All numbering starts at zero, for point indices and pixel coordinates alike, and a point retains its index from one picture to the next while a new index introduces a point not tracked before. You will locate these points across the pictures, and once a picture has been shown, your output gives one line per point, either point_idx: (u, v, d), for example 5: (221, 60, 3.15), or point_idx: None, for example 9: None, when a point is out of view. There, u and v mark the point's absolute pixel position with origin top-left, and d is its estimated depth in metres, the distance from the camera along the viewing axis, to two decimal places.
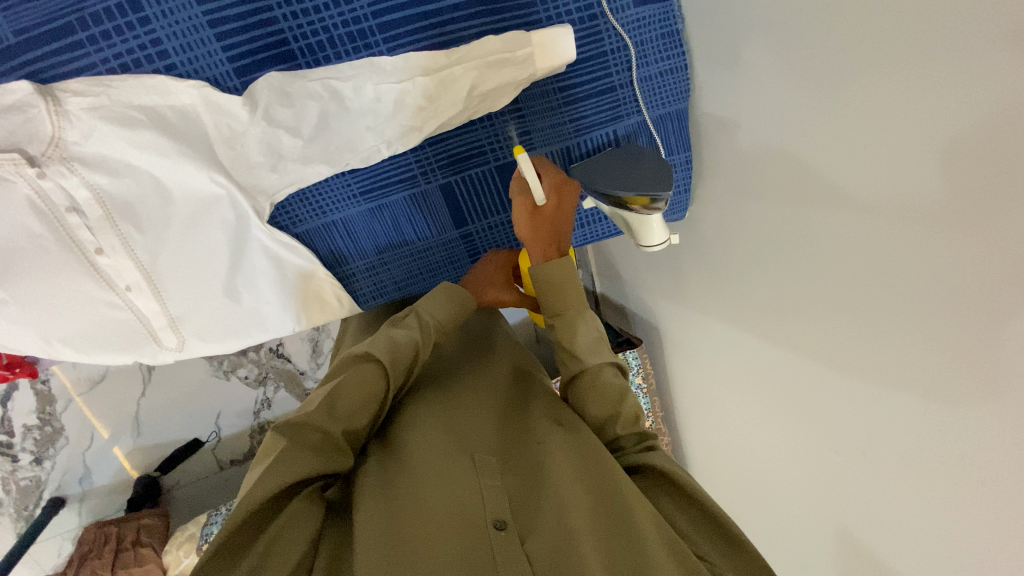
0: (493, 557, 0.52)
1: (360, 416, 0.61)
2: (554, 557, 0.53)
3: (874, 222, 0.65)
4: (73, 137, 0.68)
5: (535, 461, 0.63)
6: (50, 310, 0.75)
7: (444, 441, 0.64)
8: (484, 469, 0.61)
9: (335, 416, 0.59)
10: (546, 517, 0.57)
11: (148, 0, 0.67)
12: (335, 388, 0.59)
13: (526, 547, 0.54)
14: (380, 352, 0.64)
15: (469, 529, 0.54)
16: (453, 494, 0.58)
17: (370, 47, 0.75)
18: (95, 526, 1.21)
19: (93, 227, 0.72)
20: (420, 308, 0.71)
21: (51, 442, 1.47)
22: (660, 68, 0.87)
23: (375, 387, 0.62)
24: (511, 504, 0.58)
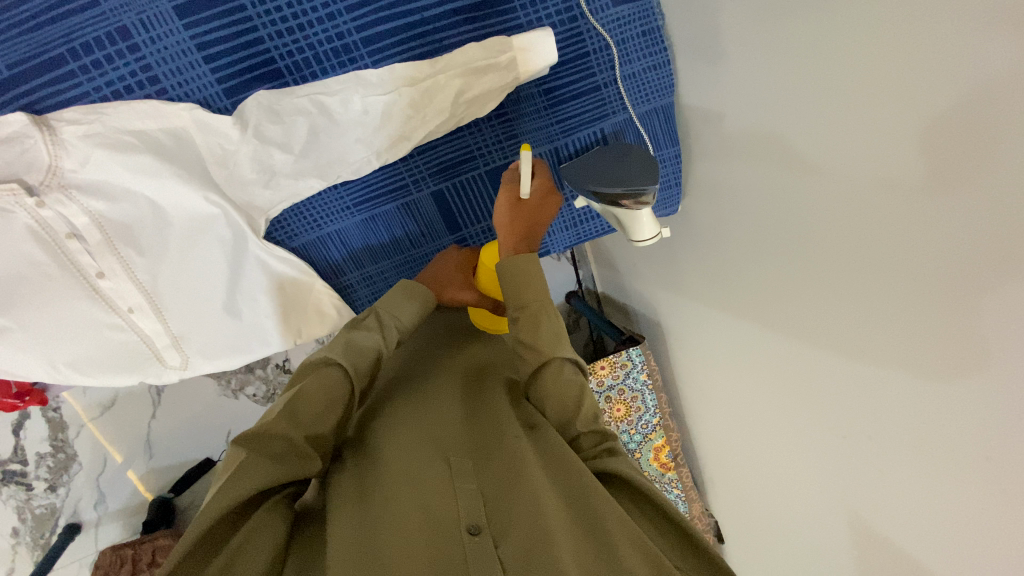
0: (465, 561, 0.53)
1: (326, 420, 0.61)
2: (527, 558, 0.53)
3: (863, 204, 0.65)
4: (70, 164, 0.70)
5: (513, 462, 0.64)
6: (55, 336, 0.76)
7: (417, 445, 0.64)
8: (458, 472, 0.61)
9: (298, 422, 0.58)
10: (519, 518, 0.57)
11: (137, 28, 0.69)
12: (295, 393, 0.59)
13: (500, 550, 0.55)
14: (340, 356, 0.65)
15: (441, 534, 0.55)
16: (429, 499, 0.58)
17: (355, 61, 0.76)
18: (112, 548, 1.21)
19: (93, 251, 0.73)
20: (381, 311, 0.72)
21: (64, 469, 1.49)
22: (643, 65, 0.88)
23: (339, 390, 0.63)
24: (486, 507, 0.59)
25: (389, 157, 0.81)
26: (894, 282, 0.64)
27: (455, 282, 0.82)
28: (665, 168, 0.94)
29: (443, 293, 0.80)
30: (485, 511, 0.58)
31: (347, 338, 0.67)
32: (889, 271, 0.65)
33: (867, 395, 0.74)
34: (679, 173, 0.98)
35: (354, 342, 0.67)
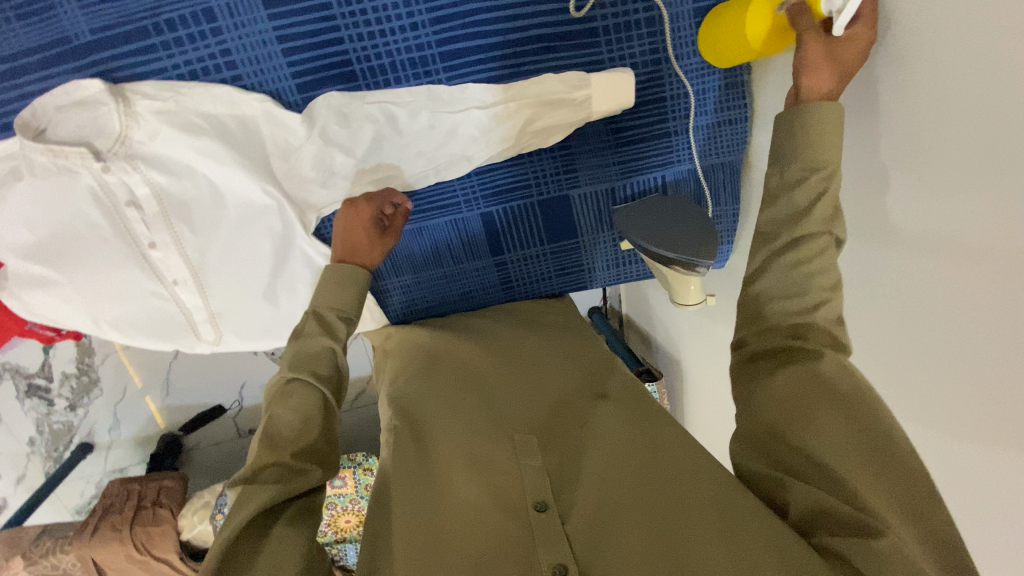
0: (535, 540, 0.52)
1: (306, 425, 0.62)
2: (595, 537, 0.52)
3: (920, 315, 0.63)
4: (139, 136, 0.71)
5: (574, 445, 0.62)
6: (101, 294, 0.78)
7: (481, 426, 0.65)
8: (523, 450, 0.61)
9: (280, 445, 0.60)
10: (585, 498, 0.55)
11: (222, 11, 0.69)
12: (264, 427, 0.61)
13: (568, 526, 0.53)
14: (292, 369, 0.64)
15: (508, 513, 0.54)
16: (496, 482, 0.58)
17: (430, 74, 0.76)
18: (120, 482, 1.29)
19: (148, 222, 0.75)
20: (318, 306, 0.69)
21: (86, 392, 1.56)
22: (719, 118, 0.85)
23: (311, 403, 0.63)
24: (553, 482, 0.57)
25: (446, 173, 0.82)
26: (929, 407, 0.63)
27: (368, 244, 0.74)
28: (720, 224, 0.92)
29: (366, 263, 0.74)
30: (552, 487, 0.57)
31: (292, 347, 0.66)
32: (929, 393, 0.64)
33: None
34: (734, 232, 0.95)
35: (298, 354, 0.66)
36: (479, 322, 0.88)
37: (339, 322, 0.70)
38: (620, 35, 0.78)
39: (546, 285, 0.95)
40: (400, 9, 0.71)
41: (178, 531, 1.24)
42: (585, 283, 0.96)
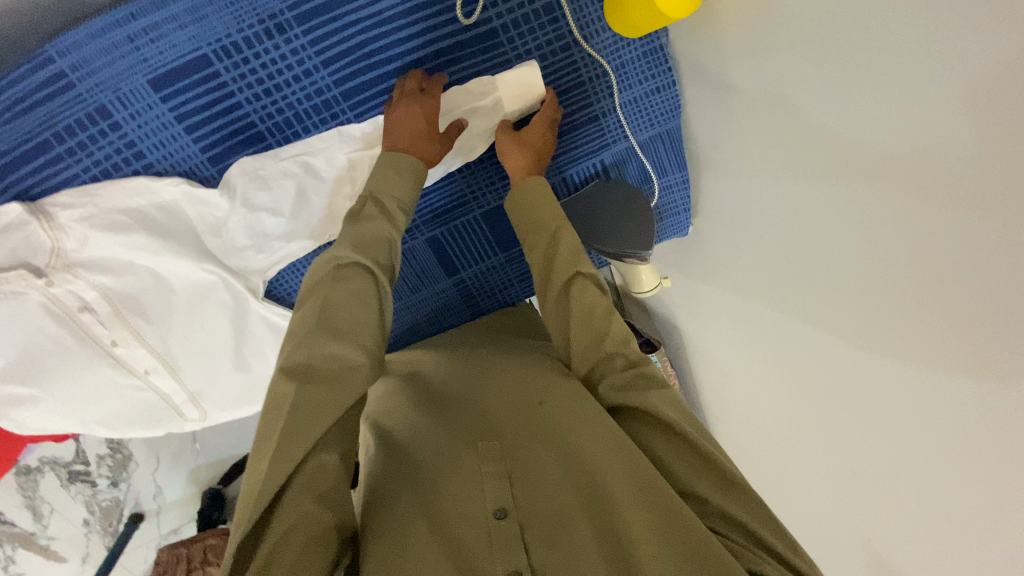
0: (490, 551, 0.50)
1: (372, 339, 0.58)
2: (553, 545, 0.50)
3: (882, 252, 0.61)
4: (72, 245, 0.72)
5: (540, 440, 0.60)
6: (81, 399, 0.80)
7: (448, 433, 0.63)
8: (485, 454, 0.59)
9: (338, 329, 0.56)
10: (547, 502, 0.54)
11: (115, 105, 0.68)
12: (323, 300, 0.56)
13: (527, 536, 0.52)
14: (353, 251, 0.61)
15: (468, 523, 0.53)
16: (454, 490, 0.56)
17: (337, 116, 0.74)
18: (168, 548, 1.34)
19: (105, 322, 0.76)
20: (376, 192, 0.66)
21: (123, 466, 1.63)
22: (646, 88, 0.82)
23: (369, 291, 0.60)
24: (514, 487, 0.56)
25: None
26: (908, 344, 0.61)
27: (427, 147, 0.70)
28: (671, 194, 0.89)
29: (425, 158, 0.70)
30: (512, 492, 0.55)
31: (352, 231, 0.63)
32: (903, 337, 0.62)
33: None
34: (688, 198, 0.93)
35: (358, 220, 0.64)
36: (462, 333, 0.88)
37: (398, 211, 0.67)
38: (522, 29, 0.74)
39: (510, 292, 0.94)
40: (289, 60, 0.70)
41: None
42: None
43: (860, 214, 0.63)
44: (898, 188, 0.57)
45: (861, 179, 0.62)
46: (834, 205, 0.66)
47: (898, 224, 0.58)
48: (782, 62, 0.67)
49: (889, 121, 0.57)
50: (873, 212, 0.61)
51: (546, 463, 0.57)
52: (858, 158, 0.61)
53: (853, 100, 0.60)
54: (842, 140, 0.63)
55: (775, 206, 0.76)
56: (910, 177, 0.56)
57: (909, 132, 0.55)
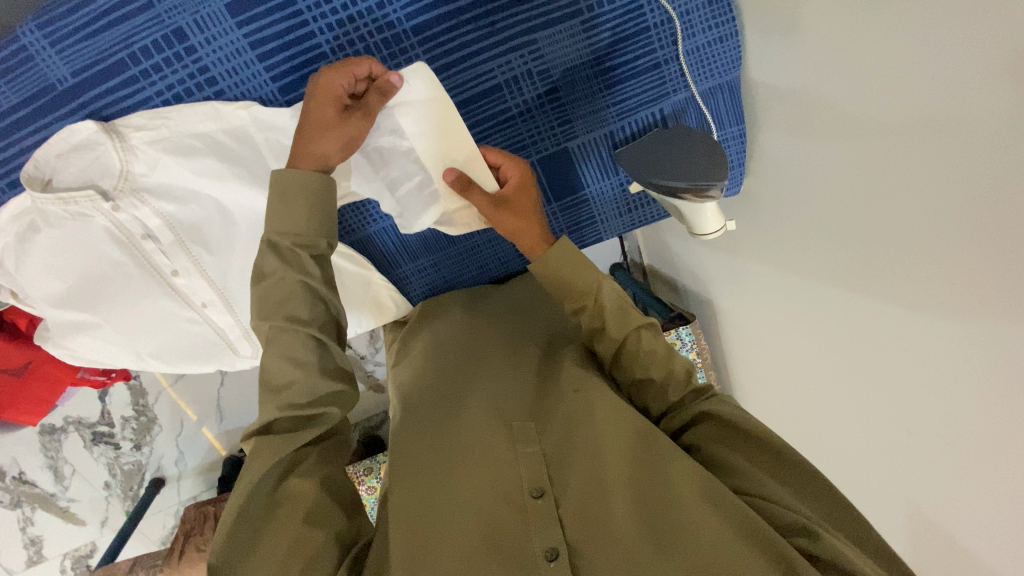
0: (529, 527, 0.56)
1: (318, 390, 0.60)
2: (589, 519, 0.56)
3: (936, 190, 0.60)
4: (140, 169, 0.72)
5: (570, 420, 0.65)
6: (138, 329, 0.80)
7: (478, 413, 0.68)
8: (519, 436, 0.64)
9: (276, 398, 0.59)
10: (581, 479, 0.59)
11: (192, 28, 0.68)
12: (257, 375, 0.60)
13: (562, 513, 0.57)
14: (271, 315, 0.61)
15: (505, 502, 0.58)
16: (489, 468, 0.61)
17: (406, 51, 0.75)
18: (195, 505, 1.34)
19: (166, 251, 0.76)
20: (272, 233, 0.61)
21: (147, 430, 1.62)
22: (708, 38, 0.82)
23: (299, 347, 0.60)
24: (547, 467, 0.61)
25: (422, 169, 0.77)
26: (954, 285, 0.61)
27: (328, 124, 0.63)
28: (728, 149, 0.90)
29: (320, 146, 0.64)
30: (548, 474, 0.61)
31: (259, 289, 0.60)
32: (966, 279, 0.60)
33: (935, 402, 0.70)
34: (744, 152, 0.93)
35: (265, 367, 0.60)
36: (480, 305, 0.90)
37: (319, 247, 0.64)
38: None
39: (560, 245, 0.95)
40: None
41: None
42: (599, 235, 0.96)
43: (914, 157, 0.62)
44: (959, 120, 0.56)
45: (918, 121, 0.61)
46: (890, 150, 0.65)
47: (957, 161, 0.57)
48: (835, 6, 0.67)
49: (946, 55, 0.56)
50: (930, 149, 0.60)
51: (580, 447, 0.62)
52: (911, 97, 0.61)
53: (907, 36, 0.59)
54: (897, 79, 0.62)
55: (826, 158, 0.75)
56: (969, 113, 0.55)
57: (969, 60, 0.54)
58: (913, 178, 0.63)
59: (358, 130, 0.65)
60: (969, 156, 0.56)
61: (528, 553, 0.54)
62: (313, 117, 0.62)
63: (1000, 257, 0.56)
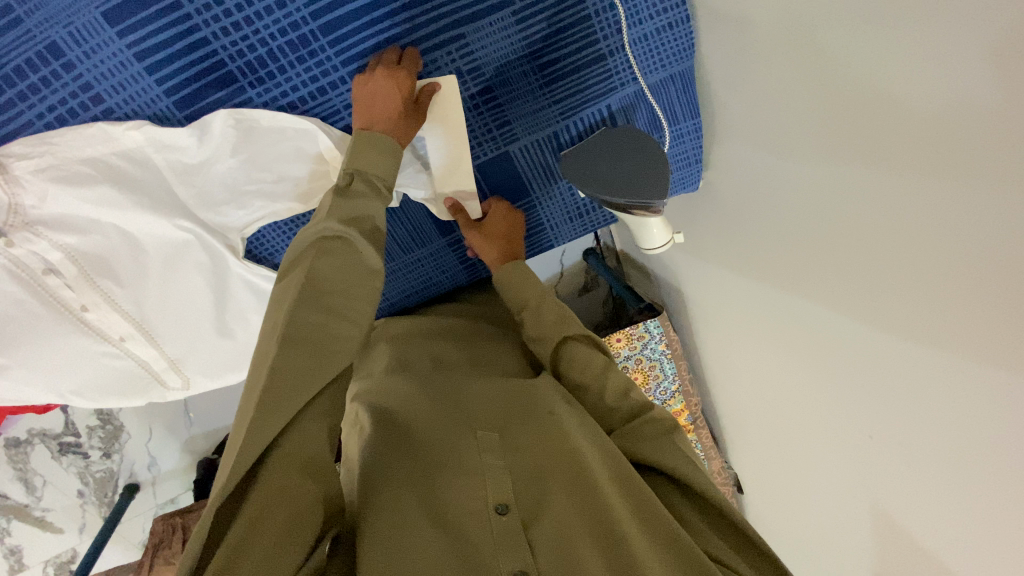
0: (495, 547, 0.51)
1: (359, 318, 0.52)
2: (557, 543, 0.51)
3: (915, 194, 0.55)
4: (30, 201, 0.65)
5: (542, 437, 0.61)
6: (52, 368, 0.75)
7: (446, 421, 0.63)
8: (486, 447, 0.59)
9: (329, 309, 0.50)
10: (550, 498, 0.55)
11: (67, 41, 0.60)
12: (316, 262, 0.51)
13: (529, 535, 0.52)
14: (340, 224, 0.53)
15: (469, 515, 0.53)
16: (457, 479, 0.56)
17: (315, 55, 0.66)
18: (162, 517, 1.32)
19: (72, 285, 0.71)
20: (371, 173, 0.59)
21: (115, 438, 1.60)
22: (657, 24, 0.74)
23: (360, 267, 0.53)
24: (515, 482, 0.56)
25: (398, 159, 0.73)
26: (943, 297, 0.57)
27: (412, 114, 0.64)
28: (683, 144, 0.83)
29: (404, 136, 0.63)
30: (514, 489, 0.56)
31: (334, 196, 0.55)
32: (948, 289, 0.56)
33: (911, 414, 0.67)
34: (700, 146, 0.86)
35: (318, 274, 0.50)
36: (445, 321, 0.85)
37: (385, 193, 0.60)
38: None
39: None
40: None
41: None
42: (549, 242, 0.91)
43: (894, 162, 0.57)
44: (936, 124, 0.51)
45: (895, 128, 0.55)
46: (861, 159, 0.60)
47: (936, 168, 0.53)
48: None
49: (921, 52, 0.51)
50: (913, 154, 0.55)
51: (555, 462, 0.58)
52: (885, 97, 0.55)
53: (879, 28, 0.53)
54: (864, 79, 0.57)
55: (797, 154, 0.70)
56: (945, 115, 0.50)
57: (946, 60, 0.49)
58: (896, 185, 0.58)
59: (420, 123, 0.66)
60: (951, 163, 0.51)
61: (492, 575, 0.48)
62: (376, 110, 0.61)
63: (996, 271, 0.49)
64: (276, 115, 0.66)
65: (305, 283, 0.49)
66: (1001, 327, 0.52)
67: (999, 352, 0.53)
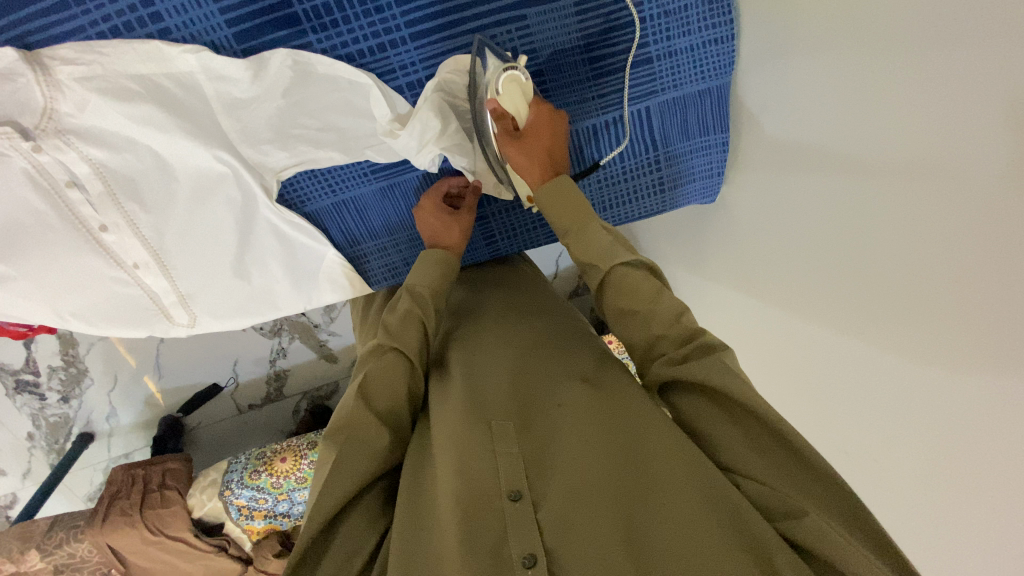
0: (506, 534, 0.52)
1: (398, 392, 0.64)
2: (565, 527, 0.51)
3: (917, 222, 0.60)
4: (68, 108, 0.63)
5: (551, 424, 0.60)
6: (58, 287, 0.73)
7: (463, 405, 0.63)
8: (500, 431, 0.59)
9: (374, 403, 0.62)
10: (559, 482, 0.54)
11: None
12: (363, 381, 0.62)
13: (540, 519, 0.53)
14: (388, 340, 0.66)
15: (483, 501, 0.54)
16: (468, 462, 0.56)
17: (381, 11, 0.66)
18: (124, 468, 1.27)
19: (94, 202, 0.69)
20: (412, 285, 0.73)
21: (76, 382, 1.45)
22: (704, 37, 0.78)
23: (400, 370, 0.65)
24: (527, 467, 0.56)
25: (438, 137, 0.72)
26: (929, 321, 0.61)
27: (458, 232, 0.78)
28: (708, 155, 0.88)
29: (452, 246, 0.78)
30: (526, 475, 0.56)
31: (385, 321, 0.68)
32: (913, 323, 0.63)
33: (865, 431, 0.73)
34: (724, 160, 0.91)
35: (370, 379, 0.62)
36: (477, 304, 0.85)
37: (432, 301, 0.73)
38: None
39: (531, 236, 0.90)
40: None
41: (187, 510, 1.25)
42: None
43: (900, 198, 0.62)
44: (945, 167, 0.57)
45: (914, 162, 0.60)
46: (877, 184, 0.65)
47: (941, 200, 0.58)
48: (842, 25, 0.65)
49: (944, 96, 0.56)
50: (911, 193, 0.61)
51: (563, 449, 0.57)
52: (904, 138, 0.61)
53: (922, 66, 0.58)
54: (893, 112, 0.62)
55: (814, 176, 0.75)
56: (955, 157, 0.56)
57: (963, 110, 0.54)
58: (894, 221, 0.63)
59: (466, 220, 0.79)
60: (959, 201, 0.56)
61: (504, 560, 0.50)
62: (426, 231, 0.78)
63: (998, 299, 0.53)
64: (335, 63, 0.66)
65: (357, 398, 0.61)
66: (969, 354, 0.58)
67: (964, 372, 0.58)
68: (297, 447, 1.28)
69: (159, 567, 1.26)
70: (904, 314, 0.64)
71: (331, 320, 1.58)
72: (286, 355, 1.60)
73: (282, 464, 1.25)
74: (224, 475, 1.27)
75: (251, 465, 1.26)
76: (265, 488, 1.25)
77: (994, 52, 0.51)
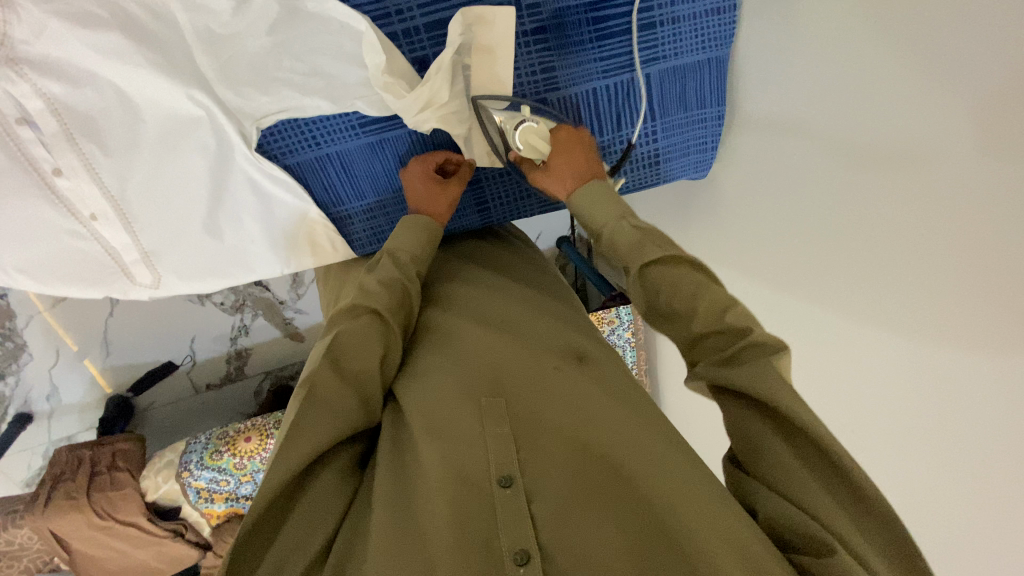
0: (494, 520, 0.48)
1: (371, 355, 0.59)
2: (559, 519, 0.48)
3: (916, 195, 0.62)
4: (20, 33, 0.56)
5: (542, 404, 0.58)
6: (1, 236, 0.66)
7: (449, 384, 0.60)
8: (489, 414, 0.56)
9: (345, 371, 0.57)
10: (552, 471, 0.52)
11: None
12: (332, 339, 0.57)
13: (531, 507, 0.50)
14: (363, 299, 0.61)
15: (472, 487, 0.51)
16: (454, 445, 0.54)
17: None
18: (68, 448, 1.17)
19: (48, 143, 0.62)
20: (393, 249, 0.69)
21: (14, 358, 1.32)
22: (707, 6, 0.77)
23: (375, 331, 0.60)
24: (518, 451, 0.54)
25: (432, 102, 0.69)
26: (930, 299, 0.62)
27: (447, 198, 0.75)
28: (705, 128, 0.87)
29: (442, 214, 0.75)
30: (517, 459, 0.53)
31: (359, 281, 0.64)
32: (913, 298, 0.64)
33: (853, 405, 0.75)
34: (718, 134, 0.90)
35: (341, 338, 0.57)
36: (452, 271, 0.82)
37: (409, 263, 0.69)
38: None
39: (523, 205, 0.88)
40: None
41: (140, 494, 1.16)
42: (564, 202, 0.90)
43: (905, 177, 0.62)
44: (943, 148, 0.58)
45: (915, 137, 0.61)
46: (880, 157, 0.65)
47: (941, 175, 0.58)
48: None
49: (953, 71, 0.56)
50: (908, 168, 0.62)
51: (555, 434, 0.55)
52: (902, 116, 0.61)
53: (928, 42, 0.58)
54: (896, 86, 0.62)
55: (809, 150, 0.75)
56: (954, 136, 0.57)
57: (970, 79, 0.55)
58: (895, 201, 0.64)
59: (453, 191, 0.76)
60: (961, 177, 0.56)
61: (492, 550, 0.47)
62: (410, 196, 0.75)
63: (1002, 275, 0.54)
64: (326, 1, 0.60)
65: (325, 357, 0.55)
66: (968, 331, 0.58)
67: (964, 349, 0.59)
68: (264, 425, 1.21)
69: (108, 555, 1.18)
70: (908, 293, 0.64)
71: (298, 297, 1.50)
72: (248, 333, 1.52)
73: (247, 444, 1.18)
74: (182, 455, 1.18)
75: (211, 444, 1.19)
76: (227, 469, 1.18)
77: (1009, 30, 0.51)
